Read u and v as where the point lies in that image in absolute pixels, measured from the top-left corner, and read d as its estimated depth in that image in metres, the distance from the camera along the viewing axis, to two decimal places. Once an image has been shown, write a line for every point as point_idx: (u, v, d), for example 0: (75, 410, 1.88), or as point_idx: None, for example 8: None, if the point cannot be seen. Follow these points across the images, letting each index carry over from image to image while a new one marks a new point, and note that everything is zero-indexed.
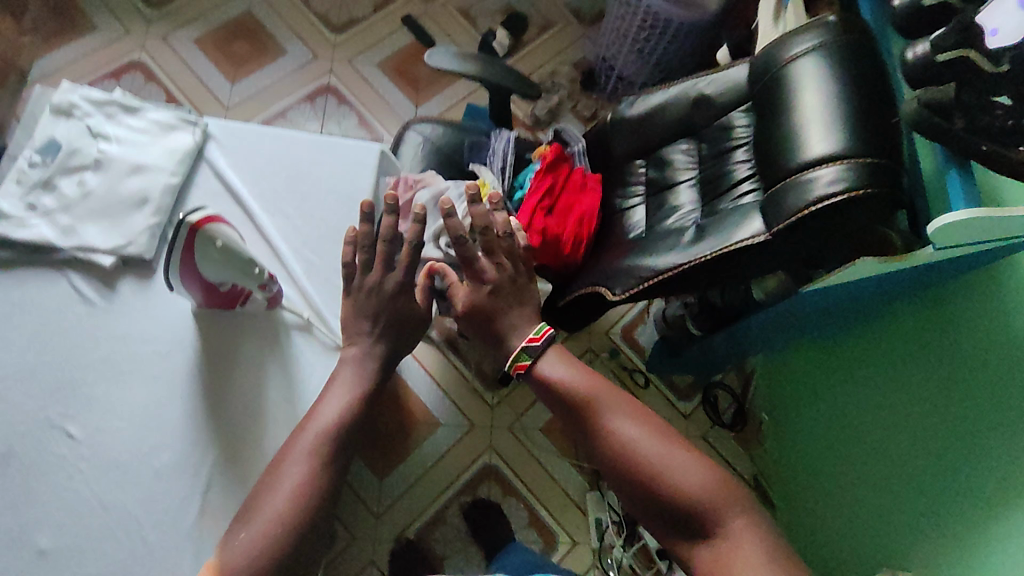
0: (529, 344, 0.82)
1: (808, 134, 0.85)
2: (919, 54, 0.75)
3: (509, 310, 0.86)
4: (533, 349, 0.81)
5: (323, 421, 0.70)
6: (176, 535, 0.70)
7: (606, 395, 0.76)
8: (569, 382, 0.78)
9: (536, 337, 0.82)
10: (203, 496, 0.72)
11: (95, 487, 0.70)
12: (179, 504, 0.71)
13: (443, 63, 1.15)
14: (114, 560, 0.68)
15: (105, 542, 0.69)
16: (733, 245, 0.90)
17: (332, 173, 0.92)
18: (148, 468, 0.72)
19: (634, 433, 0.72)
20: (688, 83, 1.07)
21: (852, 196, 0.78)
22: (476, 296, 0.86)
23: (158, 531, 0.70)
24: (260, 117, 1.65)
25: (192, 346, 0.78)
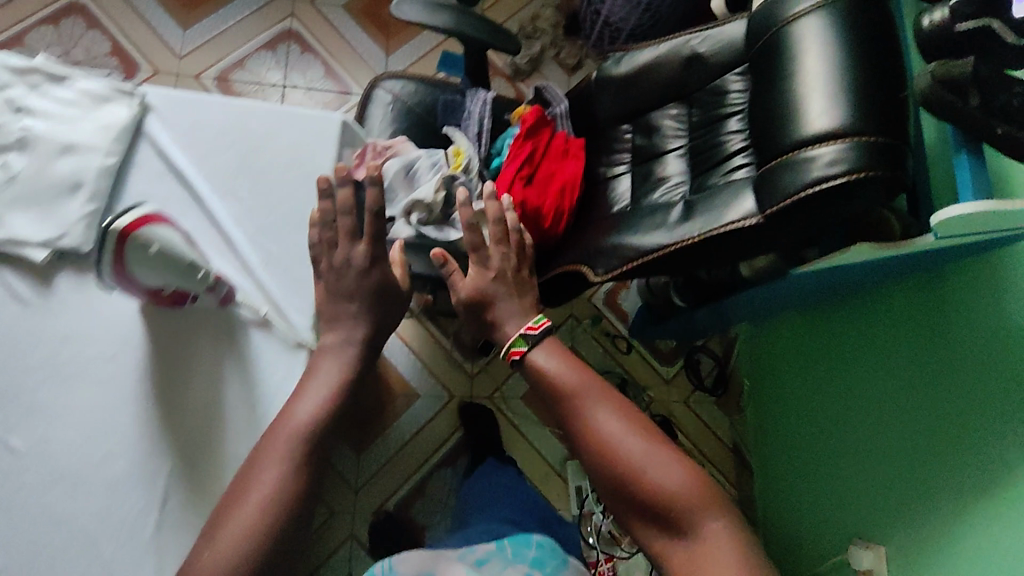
0: (529, 331, 0.79)
1: (809, 106, 0.78)
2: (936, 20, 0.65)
3: (504, 300, 0.85)
4: (532, 335, 0.79)
5: (289, 423, 0.67)
6: (134, 549, 0.67)
7: (589, 388, 0.73)
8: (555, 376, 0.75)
9: (535, 326, 0.80)
10: (160, 509, 0.68)
11: (44, 502, 0.66)
12: (138, 514, 0.68)
13: (411, 13, 1.03)
14: None
15: (57, 562, 0.65)
16: (722, 228, 0.84)
17: (289, 149, 0.84)
18: (100, 480, 0.68)
19: (615, 429, 0.69)
20: (680, 40, 0.99)
21: (853, 179, 0.72)
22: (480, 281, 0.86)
23: (114, 547, 0.67)
24: (217, 67, 1.51)
25: (141, 347, 0.73)
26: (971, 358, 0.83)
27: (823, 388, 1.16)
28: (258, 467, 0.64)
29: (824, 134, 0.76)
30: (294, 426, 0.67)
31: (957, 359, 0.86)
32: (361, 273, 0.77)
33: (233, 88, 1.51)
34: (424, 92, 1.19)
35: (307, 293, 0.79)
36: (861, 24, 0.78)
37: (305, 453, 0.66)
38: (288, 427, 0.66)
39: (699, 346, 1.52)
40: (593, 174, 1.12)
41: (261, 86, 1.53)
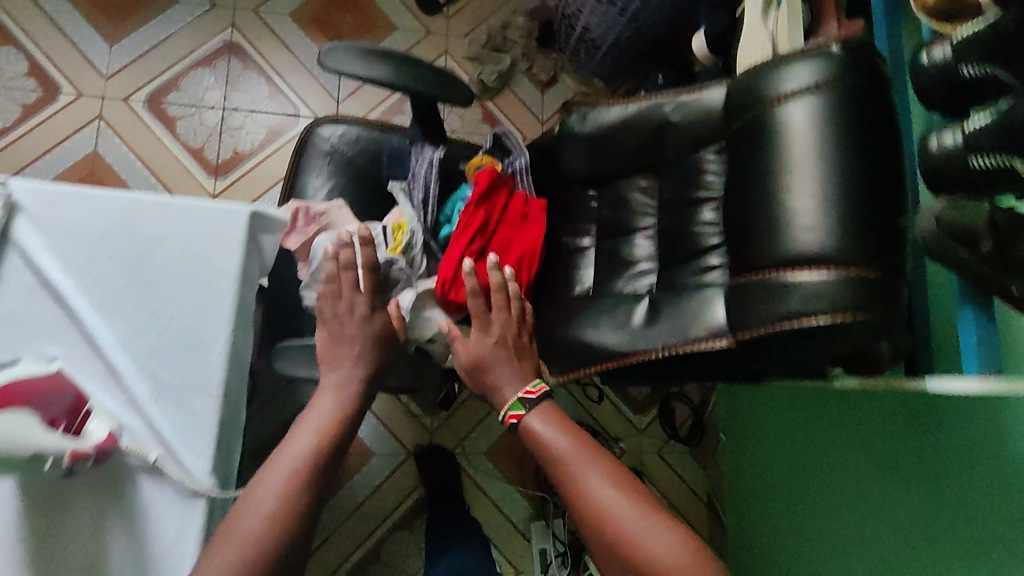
0: (527, 396, 0.81)
1: (792, 218, 0.66)
2: (944, 146, 0.54)
3: (504, 366, 0.85)
4: (530, 400, 0.80)
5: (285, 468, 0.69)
6: None
7: (579, 449, 0.75)
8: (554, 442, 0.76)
9: (532, 389, 0.82)
10: None
11: None
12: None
13: (341, 62, 0.88)
14: None
15: None
16: (690, 347, 0.73)
17: (185, 252, 0.72)
18: None
19: (606, 490, 0.71)
20: (650, 102, 0.86)
21: (836, 322, 0.61)
22: (481, 347, 0.85)
23: None
24: (149, 88, 1.37)
25: (14, 505, 0.64)
26: (960, 495, 0.72)
27: (799, 485, 1.06)
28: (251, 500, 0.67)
29: (806, 257, 0.64)
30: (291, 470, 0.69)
31: (937, 484, 0.76)
32: (364, 321, 0.83)
33: (168, 112, 1.37)
34: (367, 140, 1.05)
35: (206, 431, 0.69)
36: (856, 121, 0.66)
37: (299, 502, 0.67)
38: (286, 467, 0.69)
39: (675, 394, 1.44)
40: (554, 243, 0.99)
41: (198, 109, 1.38)
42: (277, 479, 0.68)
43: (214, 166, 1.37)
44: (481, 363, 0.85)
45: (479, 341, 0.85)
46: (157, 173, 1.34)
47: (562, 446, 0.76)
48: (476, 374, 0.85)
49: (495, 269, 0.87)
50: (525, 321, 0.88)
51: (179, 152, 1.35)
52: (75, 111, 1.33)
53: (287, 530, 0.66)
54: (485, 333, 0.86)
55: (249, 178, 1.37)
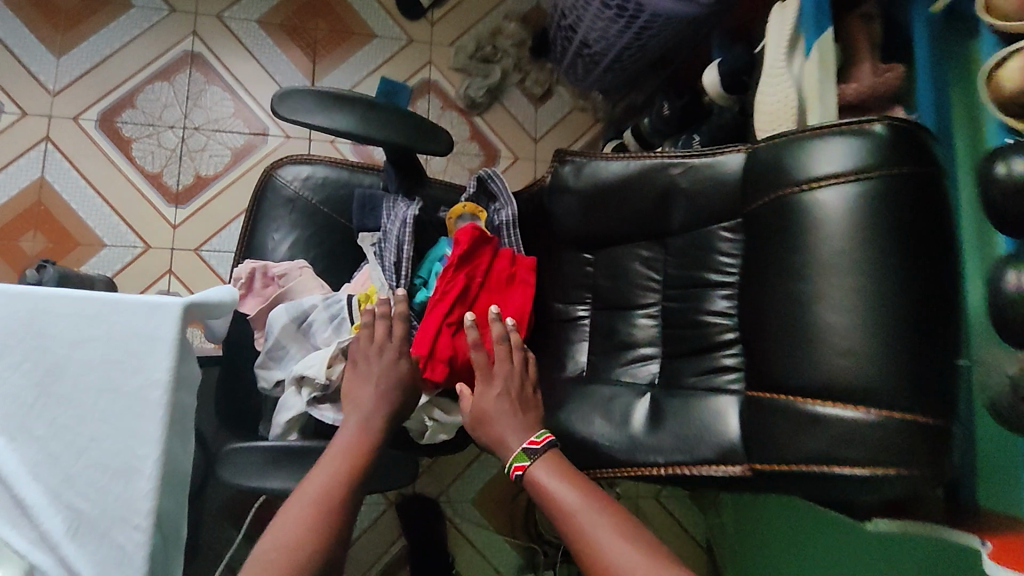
0: (530, 446, 0.71)
1: (824, 336, 0.55)
2: None
3: (502, 420, 0.74)
4: (534, 449, 0.71)
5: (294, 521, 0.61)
6: None
7: (592, 505, 0.65)
8: (561, 495, 0.66)
9: (536, 440, 0.72)
10: None
11: None
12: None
13: (300, 111, 0.77)
14: None
15: None
16: (697, 468, 0.64)
17: (104, 360, 0.62)
18: None
19: (627, 556, 0.60)
20: (655, 162, 0.74)
21: (875, 475, 0.52)
22: (482, 400, 0.75)
23: None
24: (101, 105, 1.24)
25: None
26: None
27: None
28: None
29: (840, 389, 0.54)
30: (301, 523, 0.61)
31: None
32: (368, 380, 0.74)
33: (122, 133, 1.24)
34: (335, 184, 0.93)
35: (133, 569, 0.60)
36: (906, 221, 0.55)
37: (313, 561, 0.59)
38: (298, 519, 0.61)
39: None
40: (545, 308, 0.88)
41: (155, 128, 1.25)
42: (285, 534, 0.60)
43: (175, 193, 1.24)
44: (481, 420, 0.75)
45: (482, 393, 0.76)
46: (112, 201, 1.22)
47: (571, 502, 0.65)
48: (477, 428, 0.75)
49: (495, 319, 0.78)
50: (529, 373, 0.79)
51: (135, 177, 1.23)
52: (18, 132, 1.21)
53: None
54: (488, 381, 0.76)
55: (214, 206, 1.25)
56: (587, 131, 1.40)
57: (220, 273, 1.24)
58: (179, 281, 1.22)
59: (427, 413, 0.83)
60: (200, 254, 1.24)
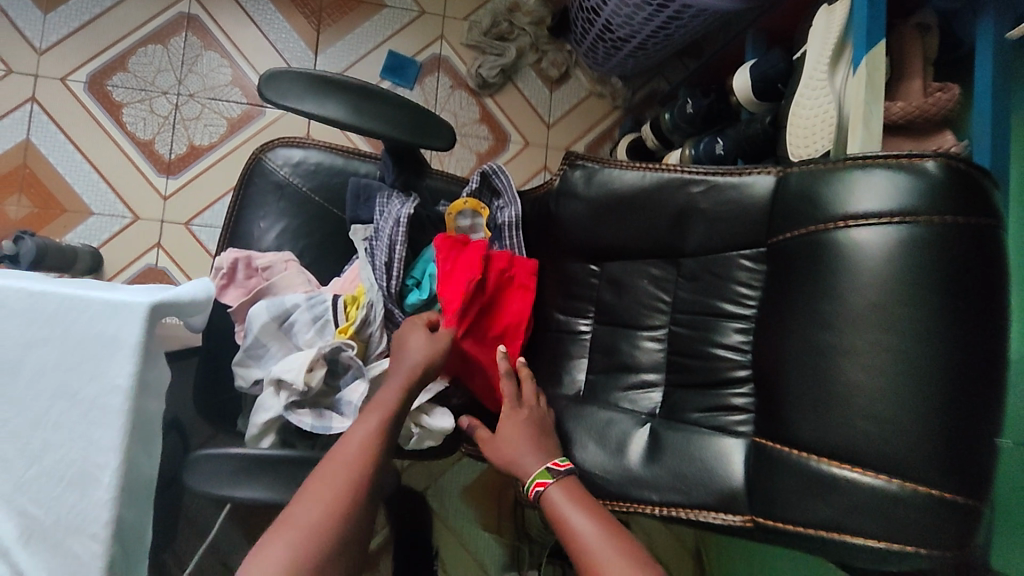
0: (553, 466, 0.67)
1: (848, 392, 0.50)
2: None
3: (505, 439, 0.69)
4: (558, 469, 0.65)
5: (292, 547, 0.54)
6: None
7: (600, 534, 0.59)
8: (572, 510, 0.62)
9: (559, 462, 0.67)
10: None
11: None
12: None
13: (289, 95, 0.72)
14: None
15: None
16: (695, 510, 0.59)
17: (61, 360, 0.57)
18: None
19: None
20: (674, 175, 0.68)
21: (892, 548, 0.48)
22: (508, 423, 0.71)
23: None
24: (91, 66, 1.17)
25: None
26: None
27: None
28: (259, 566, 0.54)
29: (862, 453, 0.49)
30: (300, 550, 0.54)
31: None
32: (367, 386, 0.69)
33: (112, 97, 1.17)
34: (329, 170, 0.88)
35: None
36: (953, 277, 0.49)
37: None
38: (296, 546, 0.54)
39: None
40: (544, 316, 0.83)
41: (148, 93, 1.19)
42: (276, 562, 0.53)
43: (166, 162, 1.18)
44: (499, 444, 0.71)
45: (508, 417, 0.71)
46: (99, 167, 1.17)
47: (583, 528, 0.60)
48: None
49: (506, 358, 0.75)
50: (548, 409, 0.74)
51: (125, 144, 1.17)
52: (3, 91, 1.15)
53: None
54: (516, 407, 0.72)
55: (207, 178, 1.19)
56: (605, 119, 1.32)
57: (210, 249, 1.18)
58: (167, 255, 1.17)
59: (415, 419, 0.75)
60: (191, 228, 1.18)
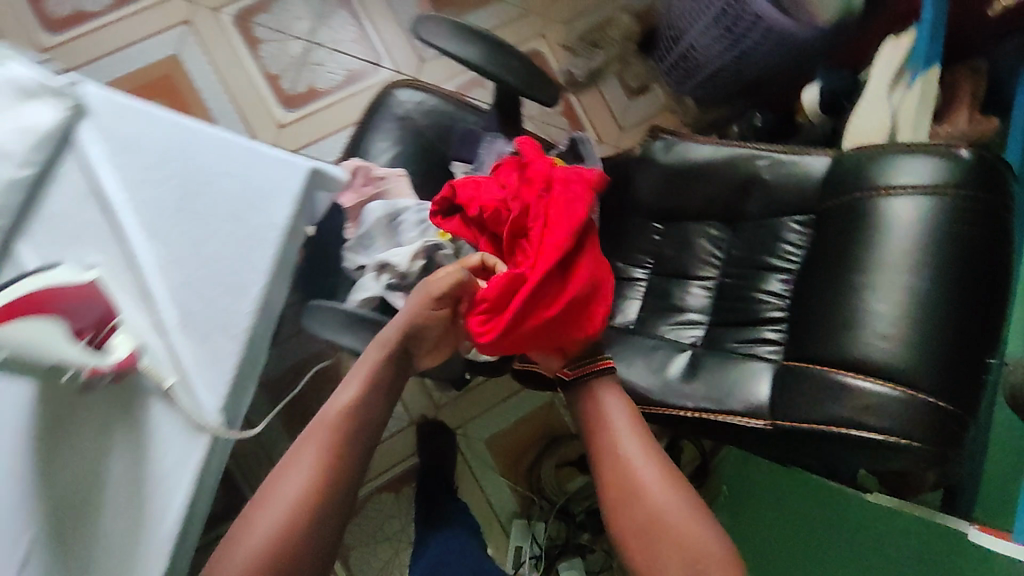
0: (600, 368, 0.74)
1: (869, 318, 0.62)
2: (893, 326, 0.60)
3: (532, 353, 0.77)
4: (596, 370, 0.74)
5: (292, 490, 0.58)
6: None
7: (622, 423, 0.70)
8: (614, 421, 0.70)
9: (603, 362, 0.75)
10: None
11: None
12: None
13: (434, 35, 0.87)
14: None
15: None
16: (724, 414, 0.70)
17: (237, 194, 0.71)
18: None
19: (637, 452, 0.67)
20: (744, 150, 0.81)
21: (888, 439, 0.58)
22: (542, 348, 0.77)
23: None
24: (241, 5, 1.35)
25: (28, 392, 0.64)
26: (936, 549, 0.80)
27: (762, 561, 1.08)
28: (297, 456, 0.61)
29: (874, 365, 0.60)
30: (300, 491, 0.58)
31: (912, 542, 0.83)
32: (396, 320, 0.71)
33: (253, 34, 1.35)
34: (442, 113, 1.03)
35: (224, 371, 0.68)
36: (966, 236, 0.61)
37: (314, 519, 0.58)
38: (301, 484, 0.58)
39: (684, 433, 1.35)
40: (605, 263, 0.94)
41: (283, 36, 1.36)
42: (279, 505, 0.57)
43: (287, 96, 1.35)
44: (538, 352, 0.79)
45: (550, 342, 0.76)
46: (231, 91, 1.33)
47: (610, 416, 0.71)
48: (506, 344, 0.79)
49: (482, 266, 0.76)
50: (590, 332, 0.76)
51: (255, 74, 1.34)
52: (163, 10, 1.33)
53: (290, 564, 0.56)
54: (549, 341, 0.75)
55: (319, 116, 1.35)
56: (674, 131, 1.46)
57: None
58: None
59: None
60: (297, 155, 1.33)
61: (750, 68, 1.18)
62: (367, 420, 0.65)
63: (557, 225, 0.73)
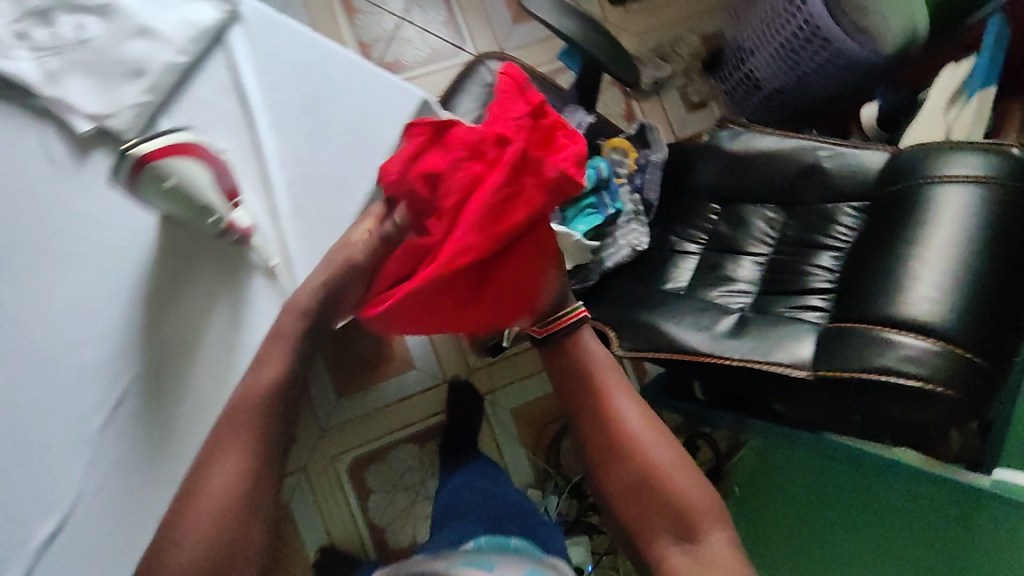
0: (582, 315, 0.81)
1: (914, 285, 0.68)
2: (919, 296, 0.68)
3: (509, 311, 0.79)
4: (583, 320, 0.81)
5: (200, 529, 0.64)
6: (77, 434, 0.70)
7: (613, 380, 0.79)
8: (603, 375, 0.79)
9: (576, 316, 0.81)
10: (111, 410, 0.71)
11: (16, 364, 0.70)
12: (85, 410, 0.70)
13: (538, 7, 0.95)
14: (15, 435, 0.69)
15: (8, 419, 0.69)
16: (768, 364, 0.77)
17: (357, 110, 0.79)
18: (68, 361, 0.70)
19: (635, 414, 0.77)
20: (807, 142, 0.89)
21: (923, 387, 0.64)
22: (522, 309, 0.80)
23: (59, 425, 0.69)
24: None
25: (149, 251, 0.73)
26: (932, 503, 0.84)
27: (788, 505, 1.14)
28: (214, 456, 0.65)
29: (916, 323, 0.66)
30: (210, 526, 0.64)
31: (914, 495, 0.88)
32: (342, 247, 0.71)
33: (353, 3, 1.46)
34: (526, 87, 1.11)
35: None
36: (1010, 222, 0.68)
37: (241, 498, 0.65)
38: (227, 479, 0.65)
39: (703, 432, 1.42)
40: (660, 238, 1.02)
41: (379, 9, 1.47)
42: (202, 512, 0.64)
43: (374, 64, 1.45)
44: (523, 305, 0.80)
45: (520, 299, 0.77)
46: None
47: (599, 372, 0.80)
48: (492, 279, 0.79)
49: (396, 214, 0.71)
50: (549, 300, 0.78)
51: (349, 39, 1.45)
52: None
53: (225, 551, 0.64)
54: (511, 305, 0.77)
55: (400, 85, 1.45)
56: None
57: None
58: None
59: None
60: None
61: (812, 89, 1.28)
62: (271, 413, 0.67)
63: (477, 223, 0.67)
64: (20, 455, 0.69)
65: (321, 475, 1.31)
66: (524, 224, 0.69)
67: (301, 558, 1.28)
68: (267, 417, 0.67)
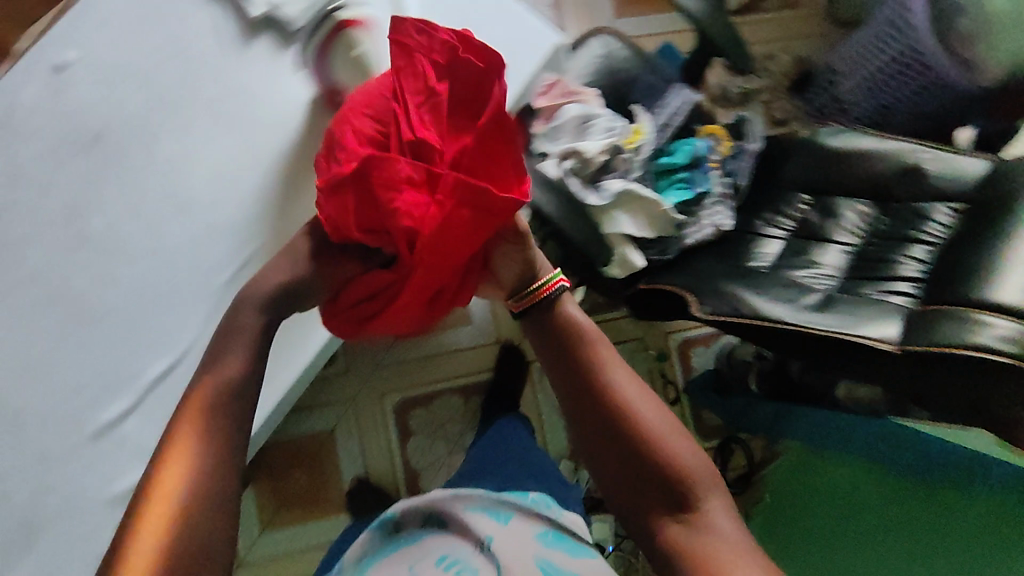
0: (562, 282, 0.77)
1: (1006, 277, 0.74)
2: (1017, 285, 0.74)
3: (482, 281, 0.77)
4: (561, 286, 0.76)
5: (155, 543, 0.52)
6: (203, 283, 0.77)
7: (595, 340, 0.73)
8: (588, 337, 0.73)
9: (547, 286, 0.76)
10: (237, 269, 0.79)
11: (157, 211, 0.75)
12: (210, 266, 0.78)
13: None
14: (145, 274, 0.74)
15: (139, 259, 0.74)
16: (852, 334, 0.80)
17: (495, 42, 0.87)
18: (205, 216, 0.77)
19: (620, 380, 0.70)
20: (908, 146, 0.94)
21: (1012, 362, 0.67)
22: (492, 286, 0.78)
23: (188, 273, 0.76)
24: None
25: (293, 134, 0.82)
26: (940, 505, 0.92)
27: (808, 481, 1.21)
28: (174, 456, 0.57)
29: (1008, 308, 0.71)
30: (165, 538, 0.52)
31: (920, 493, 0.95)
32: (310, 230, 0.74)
33: None
34: (633, 62, 1.12)
35: None
36: None
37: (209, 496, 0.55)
38: (187, 480, 0.55)
39: (739, 438, 1.44)
40: (745, 221, 1.05)
41: None
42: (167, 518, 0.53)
43: None
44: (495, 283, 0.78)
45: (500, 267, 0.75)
46: None
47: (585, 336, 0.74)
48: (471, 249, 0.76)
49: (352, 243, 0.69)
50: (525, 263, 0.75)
51: None
52: None
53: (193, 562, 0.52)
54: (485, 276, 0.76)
55: None
56: None
57: None
58: None
59: (622, 245, 0.99)
60: None
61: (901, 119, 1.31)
62: (243, 391, 0.63)
63: (427, 256, 0.63)
64: (148, 293, 0.74)
65: (366, 409, 1.34)
66: (474, 228, 0.63)
67: (335, 484, 1.30)
68: (248, 375, 0.64)
